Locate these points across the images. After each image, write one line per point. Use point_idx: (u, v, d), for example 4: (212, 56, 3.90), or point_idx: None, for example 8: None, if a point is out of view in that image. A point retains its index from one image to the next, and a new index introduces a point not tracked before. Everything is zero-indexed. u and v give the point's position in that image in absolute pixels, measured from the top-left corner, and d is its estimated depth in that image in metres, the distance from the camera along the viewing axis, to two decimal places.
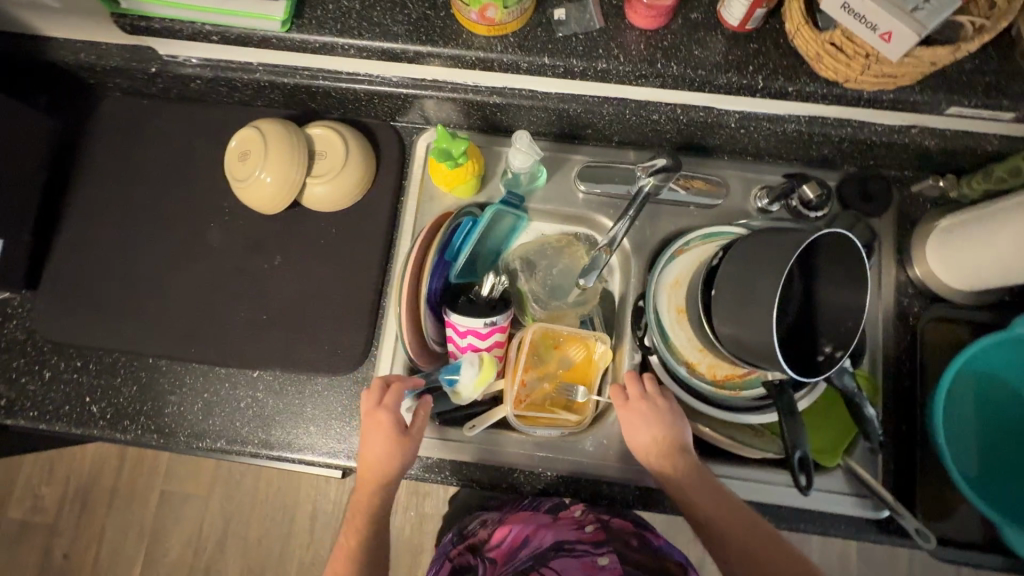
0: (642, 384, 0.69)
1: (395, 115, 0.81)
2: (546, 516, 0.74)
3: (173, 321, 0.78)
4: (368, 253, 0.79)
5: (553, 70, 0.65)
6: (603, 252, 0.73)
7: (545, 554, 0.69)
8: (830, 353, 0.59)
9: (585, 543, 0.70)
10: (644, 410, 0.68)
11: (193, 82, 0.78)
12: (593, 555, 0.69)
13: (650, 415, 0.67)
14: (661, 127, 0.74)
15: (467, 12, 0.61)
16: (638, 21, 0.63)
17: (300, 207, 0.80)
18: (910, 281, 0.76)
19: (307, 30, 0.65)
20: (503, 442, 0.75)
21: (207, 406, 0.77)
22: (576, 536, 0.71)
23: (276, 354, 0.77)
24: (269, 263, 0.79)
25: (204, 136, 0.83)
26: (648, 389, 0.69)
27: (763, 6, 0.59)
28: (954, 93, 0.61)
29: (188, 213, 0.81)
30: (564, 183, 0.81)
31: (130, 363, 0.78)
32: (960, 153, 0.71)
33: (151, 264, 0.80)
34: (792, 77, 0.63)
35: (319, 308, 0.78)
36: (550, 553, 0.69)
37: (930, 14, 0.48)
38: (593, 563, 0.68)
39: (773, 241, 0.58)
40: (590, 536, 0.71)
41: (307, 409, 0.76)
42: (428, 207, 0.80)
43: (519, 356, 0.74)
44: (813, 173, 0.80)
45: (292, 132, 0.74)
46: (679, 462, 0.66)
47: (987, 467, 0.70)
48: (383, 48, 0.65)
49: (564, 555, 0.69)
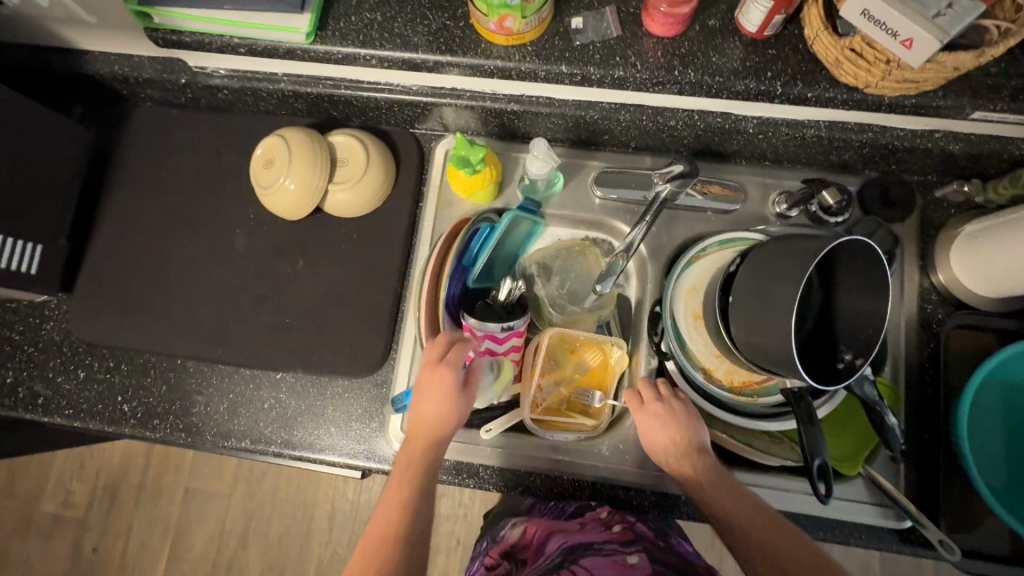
0: (656, 387, 0.70)
1: (414, 122, 0.82)
2: (574, 522, 0.74)
3: (201, 324, 0.81)
4: (387, 258, 0.81)
5: (570, 77, 0.66)
6: (620, 257, 0.74)
7: (574, 551, 0.68)
8: (850, 361, 0.59)
9: (614, 543, 0.69)
10: (660, 411, 0.68)
11: (221, 92, 0.81)
12: (623, 554, 0.67)
13: (666, 417, 0.68)
14: (678, 133, 0.75)
15: (486, 22, 0.62)
16: (655, 29, 0.63)
17: (322, 213, 0.82)
18: (933, 287, 0.75)
19: (330, 41, 0.67)
20: (520, 445, 0.75)
21: (232, 406, 0.79)
22: (604, 537, 0.70)
23: (299, 357, 0.79)
24: (292, 267, 0.81)
25: (230, 144, 0.86)
26: (662, 391, 0.70)
27: (781, 12, 0.59)
28: (978, 97, 0.60)
29: (215, 218, 0.84)
30: (580, 190, 0.82)
31: (159, 364, 0.81)
32: (985, 157, 0.69)
33: (180, 267, 0.83)
34: (811, 82, 0.62)
35: (339, 312, 0.80)
36: (578, 551, 0.68)
37: (952, 20, 0.47)
38: (623, 561, 0.66)
39: (791, 247, 0.58)
40: (618, 535, 0.70)
41: (328, 410, 0.78)
42: (446, 213, 0.81)
43: (536, 360, 0.76)
44: (833, 178, 0.79)
45: (315, 141, 0.76)
46: (698, 461, 0.66)
47: (1016, 479, 0.69)
48: (403, 58, 0.67)
49: (593, 553, 0.67)
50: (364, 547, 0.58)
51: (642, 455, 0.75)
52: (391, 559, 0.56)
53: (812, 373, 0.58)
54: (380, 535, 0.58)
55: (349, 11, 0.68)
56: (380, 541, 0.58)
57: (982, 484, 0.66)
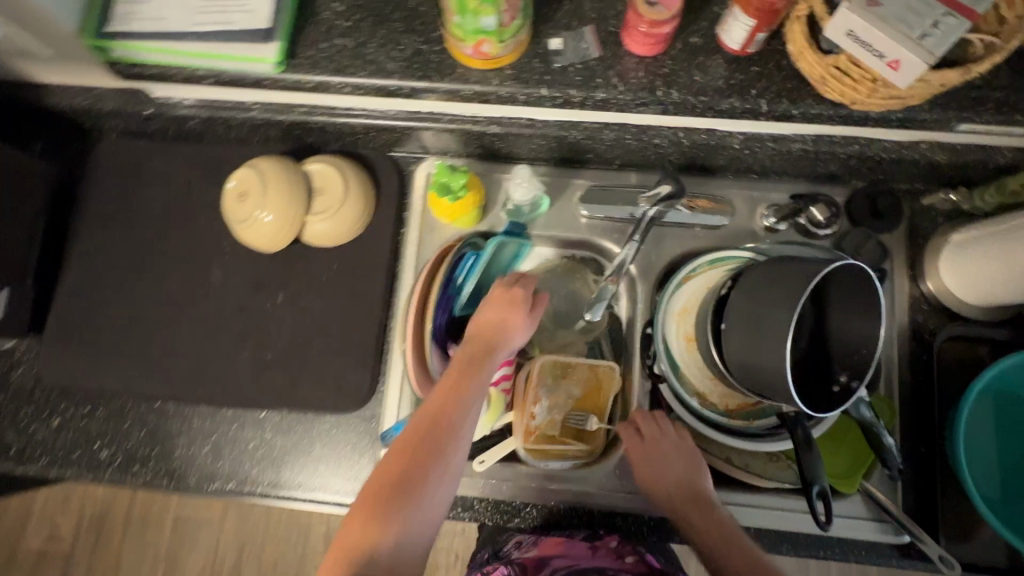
0: (654, 421, 0.69)
1: (393, 145, 0.80)
2: (583, 545, 0.69)
3: (178, 363, 0.78)
4: (371, 287, 0.79)
5: (551, 100, 0.64)
6: (609, 282, 0.73)
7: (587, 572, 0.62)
8: (846, 383, 0.57)
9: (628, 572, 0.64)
10: (655, 445, 0.67)
11: (189, 121, 0.77)
12: None
13: (666, 448, 0.67)
14: (663, 150, 0.73)
15: (461, 47, 0.60)
16: (636, 49, 0.61)
17: (301, 243, 0.79)
18: (923, 297, 0.75)
19: (300, 70, 0.64)
20: (514, 476, 0.74)
21: (216, 447, 0.76)
22: (618, 564, 0.65)
23: (283, 394, 0.76)
24: (272, 301, 0.79)
25: (202, 174, 0.82)
26: (661, 425, 0.68)
27: (764, 30, 0.58)
28: (964, 110, 0.60)
29: (189, 253, 0.81)
30: (566, 209, 0.80)
31: (138, 407, 0.78)
32: (971, 165, 0.69)
33: (155, 305, 0.80)
34: (797, 99, 0.61)
35: (323, 345, 0.78)
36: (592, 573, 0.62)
37: (939, 41, 0.47)
38: None
39: (780, 272, 0.56)
40: (631, 565, 0.65)
41: (316, 448, 0.75)
42: (429, 239, 0.79)
43: (529, 387, 0.73)
44: (820, 189, 0.78)
45: (290, 171, 0.73)
46: (688, 496, 0.64)
47: (1008, 492, 0.68)
48: (378, 85, 0.64)
49: None
50: (413, 429, 0.56)
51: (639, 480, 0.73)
52: (441, 453, 0.55)
53: (808, 400, 0.57)
54: (430, 423, 0.56)
55: (319, 37, 0.65)
56: (430, 432, 0.55)
57: (983, 507, 0.64)
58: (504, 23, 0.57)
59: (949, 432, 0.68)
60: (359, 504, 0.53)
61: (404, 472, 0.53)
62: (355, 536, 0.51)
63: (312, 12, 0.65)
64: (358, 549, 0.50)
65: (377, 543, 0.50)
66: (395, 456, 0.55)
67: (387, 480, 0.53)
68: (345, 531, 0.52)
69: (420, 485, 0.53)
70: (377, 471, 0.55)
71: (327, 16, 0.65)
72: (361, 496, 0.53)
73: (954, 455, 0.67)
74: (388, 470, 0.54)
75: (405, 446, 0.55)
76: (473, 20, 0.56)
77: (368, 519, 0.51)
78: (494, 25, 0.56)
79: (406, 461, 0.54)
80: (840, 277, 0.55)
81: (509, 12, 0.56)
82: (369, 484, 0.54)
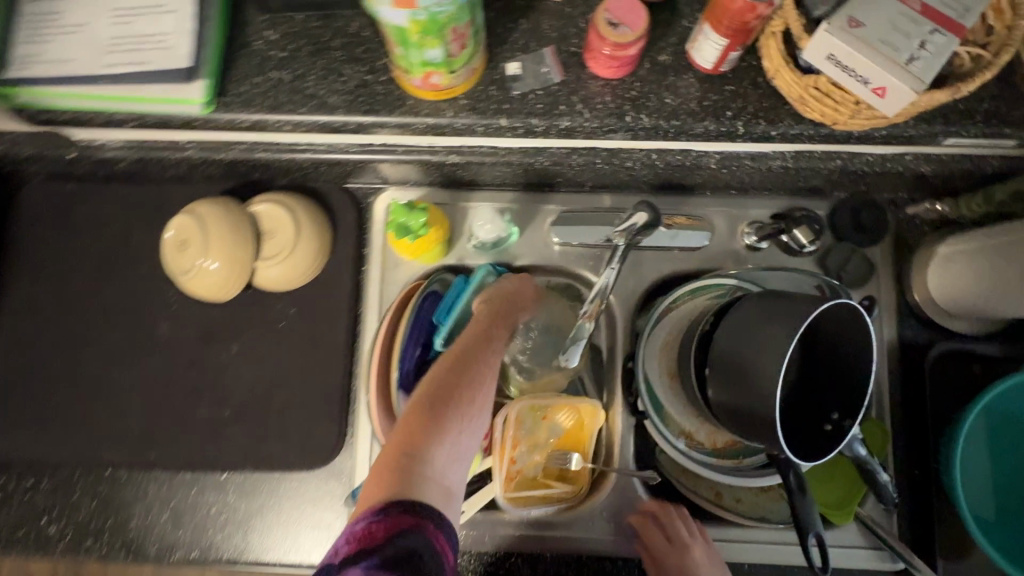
0: (676, 523, 0.66)
1: (347, 178, 0.74)
2: None
3: (127, 427, 0.72)
4: (333, 333, 0.73)
5: (512, 131, 0.59)
6: (586, 319, 0.65)
7: None
8: (837, 422, 0.54)
9: None
10: (675, 553, 0.64)
11: (120, 162, 0.70)
12: None
13: (682, 538, 0.65)
14: (636, 172, 0.68)
15: (409, 78, 0.54)
16: (601, 71, 0.56)
17: (254, 289, 0.74)
18: (910, 313, 0.72)
19: (232, 109, 0.58)
20: (496, 524, 0.70)
21: (175, 515, 0.71)
22: None
23: (244, 453, 0.71)
24: (226, 353, 0.73)
25: (140, 217, 0.75)
26: (681, 527, 0.66)
27: (738, 48, 0.53)
28: (951, 125, 0.56)
29: (132, 305, 0.74)
30: (538, 236, 0.75)
31: (85, 477, 0.72)
32: (957, 176, 0.66)
33: (97, 364, 0.74)
34: (775, 120, 0.57)
35: (285, 398, 0.72)
36: None
37: (925, 67, 0.44)
38: None
39: (761, 316, 0.52)
40: None
41: (284, 508, 0.71)
42: (393, 277, 0.73)
43: (507, 433, 0.68)
44: (802, 203, 0.74)
45: (234, 215, 0.67)
46: None
47: (1004, 513, 0.67)
48: (321, 122, 0.58)
49: None
50: (451, 358, 0.53)
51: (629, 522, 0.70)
52: (484, 380, 0.52)
53: (798, 449, 0.53)
54: (469, 354, 0.54)
55: (252, 70, 0.58)
56: (472, 362, 0.53)
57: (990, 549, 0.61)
58: (453, 53, 0.51)
59: (943, 453, 0.67)
60: (398, 431, 0.48)
61: (450, 395, 0.49)
62: (402, 458, 0.46)
63: (242, 42, 0.59)
64: (410, 470, 0.45)
65: (429, 464, 0.46)
66: (436, 382, 0.51)
67: (434, 401, 0.49)
68: (386, 456, 0.46)
69: (469, 407, 0.50)
70: (416, 399, 0.50)
71: (258, 45, 0.59)
72: (401, 422, 0.48)
73: (954, 494, 0.64)
74: (431, 393, 0.50)
75: (446, 372, 0.51)
76: (417, 53, 0.49)
77: (418, 440, 0.46)
78: (441, 57, 0.50)
79: (452, 384, 0.50)
80: (831, 316, 0.52)
81: (458, 43, 0.50)
82: (409, 410, 0.49)
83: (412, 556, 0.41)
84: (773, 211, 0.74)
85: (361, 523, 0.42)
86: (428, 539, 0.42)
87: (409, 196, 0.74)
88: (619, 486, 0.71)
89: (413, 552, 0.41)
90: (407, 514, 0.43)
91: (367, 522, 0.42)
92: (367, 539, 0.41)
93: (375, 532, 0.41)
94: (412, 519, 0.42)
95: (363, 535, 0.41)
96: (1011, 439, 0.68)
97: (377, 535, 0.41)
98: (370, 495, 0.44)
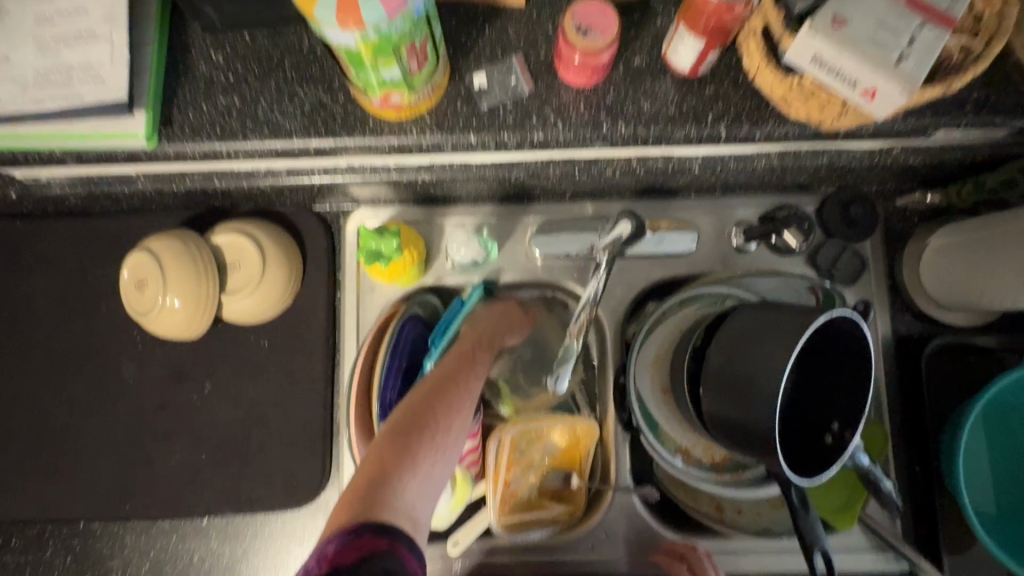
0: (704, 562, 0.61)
1: (314, 200, 0.70)
2: None
3: (97, 477, 0.69)
4: (310, 364, 0.70)
5: (483, 147, 0.55)
6: (574, 337, 0.60)
7: None
8: (839, 432, 0.50)
9: None
10: None
11: (68, 199, 0.66)
12: None
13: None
14: (618, 180, 0.65)
15: (367, 98, 0.50)
16: (573, 79, 0.53)
17: (223, 323, 0.70)
18: (903, 308, 0.71)
19: (179, 139, 0.54)
20: (493, 552, 0.68)
21: (156, 565, 0.69)
22: None
23: (223, 497, 0.68)
24: (198, 392, 0.69)
25: (94, 254, 0.71)
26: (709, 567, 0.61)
27: (716, 49, 0.50)
28: (941, 117, 0.53)
29: (93, 348, 0.70)
30: (518, 249, 0.71)
31: (59, 531, 0.69)
32: (948, 166, 0.63)
33: (60, 413, 0.70)
34: (758, 121, 0.54)
35: (262, 437, 0.69)
36: None
37: (917, 65, 0.41)
38: None
39: (760, 333, 0.48)
40: None
41: (270, 550, 0.69)
42: (368, 301, 0.70)
43: (499, 459, 0.65)
44: (790, 200, 0.72)
45: (193, 249, 0.63)
46: None
47: (1006, 506, 0.66)
48: (277, 148, 0.54)
49: None
50: (430, 382, 0.51)
51: (630, 542, 0.67)
52: (464, 403, 0.50)
53: (798, 467, 0.49)
54: (449, 378, 0.51)
55: (199, 97, 0.54)
56: (452, 385, 0.51)
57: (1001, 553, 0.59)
58: (412, 70, 0.47)
59: (943, 450, 0.65)
60: (373, 452, 0.44)
61: (429, 416, 0.47)
62: (377, 478, 0.42)
63: (187, 67, 0.55)
64: (385, 488, 0.41)
65: (406, 485, 0.42)
66: (414, 403, 0.48)
67: (412, 421, 0.46)
68: (359, 477, 0.42)
69: (448, 429, 0.47)
70: (392, 421, 0.47)
71: (204, 69, 0.55)
72: (376, 443, 0.45)
73: (959, 497, 0.62)
74: (408, 414, 0.47)
75: (425, 394, 0.49)
76: (373, 74, 0.46)
77: (395, 459, 0.43)
78: (399, 76, 0.47)
79: (431, 405, 0.48)
80: (833, 334, 0.49)
81: (417, 59, 0.47)
82: (384, 431, 0.46)
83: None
84: (760, 210, 0.71)
85: (330, 544, 0.37)
86: (403, 560, 0.37)
87: (381, 215, 0.70)
88: (617, 505, 0.68)
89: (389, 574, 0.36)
90: (382, 532, 0.38)
91: (338, 542, 0.37)
92: (338, 558, 0.36)
93: (346, 551, 0.37)
94: (387, 540, 0.38)
95: (333, 555, 0.37)
96: (1002, 430, 0.68)
97: (349, 554, 0.37)
98: (339, 517, 0.40)
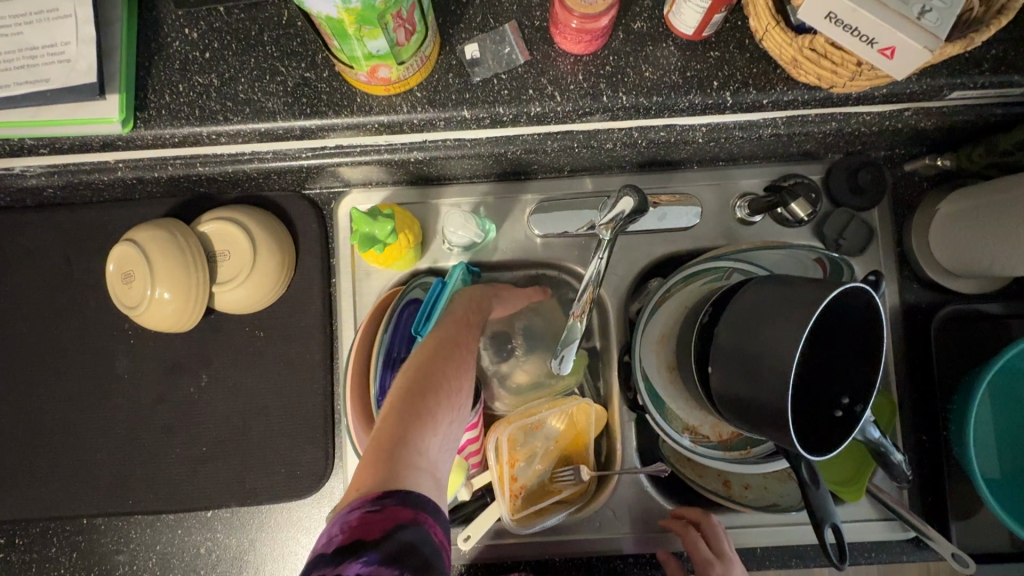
0: (711, 528, 0.60)
1: (304, 183, 0.67)
2: None
3: (97, 475, 0.68)
4: (307, 352, 0.68)
5: (477, 122, 0.53)
6: (577, 317, 0.56)
7: None
8: (848, 407, 0.48)
9: None
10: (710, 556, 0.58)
11: (46, 190, 0.63)
12: None
13: (727, 552, 0.59)
14: (618, 153, 0.62)
15: (353, 73, 0.47)
16: (570, 47, 0.50)
17: (217, 313, 0.68)
18: (910, 277, 0.69)
19: (157, 124, 0.51)
20: (499, 535, 0.68)
21: (163, 558, 0.69)
22: None
23: (226, 489, 0.67)
24: (193, 384, 0.68)
25: (79, 247, 0.68)
26: (714, 534, 0.60)
27: (722, 10, 0.47)
28: (957, 76, 0.51)
29: (83, 344, 0.68)
30: (517, 227, 0.69)
31: (63, 529, 0.69)
32: (960, 129, 0.61)
33: (52, 411, 0.68)
34: (766, 87, 0.51)
35: (262, 427, 0.68)
36: None
37: (940, 20, 0.39)
38: None
39: (771, 308, 0.46)
40: None
41: (278, 540, 0.69)
42: (366, 287, 0.68)
43: (507, 453, 0.64)
44: (796, 168, 0.69)
45: (179, 238, 0.61)
46: None
47: (1009, 471, 0.66)
48: (260, 130, 0.52)
49: None
50: (434, 343, 0.48)
51: (637, 519, 0.67)
52: (470, 366, 0.48)
53: (807, 440, 0.47)
54: (452, 340, 0.49)
55: (174, 77, 0.51)
56: (455, 347, 0.49)
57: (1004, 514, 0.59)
58: (400, 41, 0.45)
59: (959, 419, 0.64)
60: (385, 417, 0.42)
61: (438, 379, 0.44)
62: (394, 442, 0.40)
63: (159, 46, 0.52)
64: (402, 454, 0.39)
65: (423, 450, 0.41)
66: (421, 365, 0.45)
67: (422, 385, 0.43)
68: (374, 442, 0.40)
69: (458, 392, 0.45)
70: (400, 383, 0.44)
71: (177, 48, 0.52)
72: (386, 409, 0.42)
73: (967, 463, 0.62)
74: (417, 376, 0.44)
75: (430, 359, 0.46)
76: (358, 45, 0.43)
77: (411, 423, 0.41)
78: (385, 47, 0.44)
79: (439, 368, 0.45)
80: (847, 306, 0.46)
81: (404, 29, 0.44)
82: (393, 395, 0.43)
83: (413, 553, 0.35)
84: (765, 180, 0.69)
85: (353, 514, 0.36)
86: (428, 531, 0.37)
87: (374, 197, 0.68)
88: (624, 485, 0.67)
89: (417, 546, 0.35)
90: (405, 503, 0.37)
91: (361, 513, 0.36)
92: (361, 530, 0.35)
93: (371, 524, 0.35)
94: (411, 512, 0.36)
95: (357, 527, 0.35)
96: (1009, 396, 0.67)
97: (373, 528, 0.35)
98: (357, 485, 0.38)
